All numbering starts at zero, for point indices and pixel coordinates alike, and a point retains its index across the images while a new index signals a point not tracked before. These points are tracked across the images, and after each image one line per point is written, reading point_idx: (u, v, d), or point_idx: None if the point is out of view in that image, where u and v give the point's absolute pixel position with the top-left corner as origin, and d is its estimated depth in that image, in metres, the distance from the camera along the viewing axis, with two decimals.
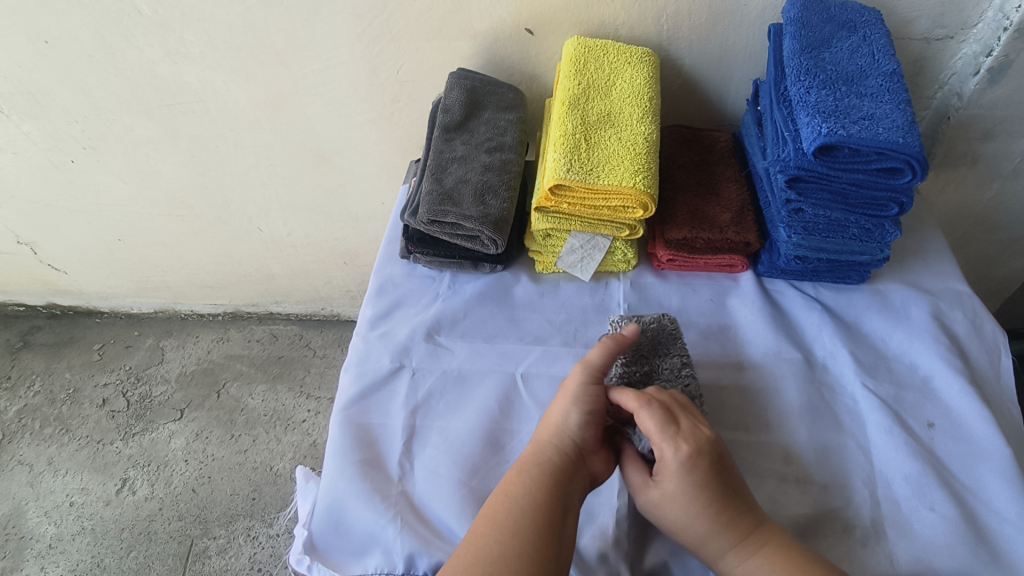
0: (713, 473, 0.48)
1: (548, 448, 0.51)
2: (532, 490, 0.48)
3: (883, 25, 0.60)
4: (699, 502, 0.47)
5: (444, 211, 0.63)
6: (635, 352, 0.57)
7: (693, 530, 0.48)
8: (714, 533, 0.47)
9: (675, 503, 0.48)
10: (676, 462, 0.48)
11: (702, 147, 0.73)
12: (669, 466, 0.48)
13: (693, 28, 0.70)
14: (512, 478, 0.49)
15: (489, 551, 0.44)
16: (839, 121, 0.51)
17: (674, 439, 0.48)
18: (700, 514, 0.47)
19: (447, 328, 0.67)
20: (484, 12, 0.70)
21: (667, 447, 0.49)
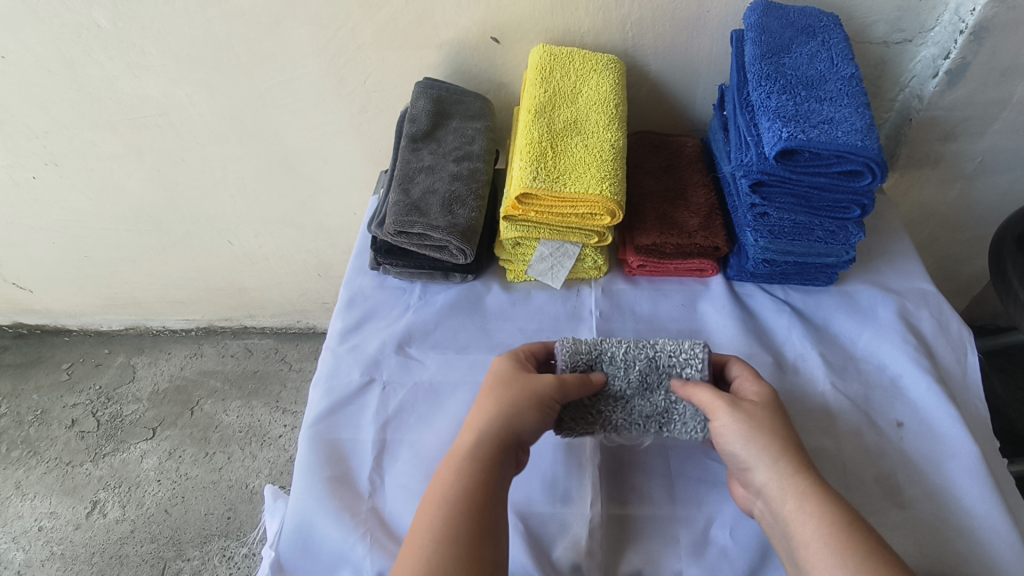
0: (788, 421, 0.50)
1: (486, 444, 0.49)
2: (470, 489, 0.46)
3: (842, 29, 0.61)
4: (774, 433, 0.48)
5: (411, 221, 0.63)
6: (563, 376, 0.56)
7: (765, 460, 0.47)
8: (785, 466, 0.46)
9: (747, 427, 0.48)
10: (766, 399, 0.50)
11: (670, 153, 0.73)
12: (755, 402, 0.50)
13: (657, 34, 0.70)
14: (448, 474, 0.48)
15: (426, 562, 0.43)
16: (799, 125, 0.51)
17: (762, 385, 0.51)
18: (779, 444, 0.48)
19: (417, 340, 0.67)
20: (450, 21, 0.70)
21: (749, 391, 0.52)
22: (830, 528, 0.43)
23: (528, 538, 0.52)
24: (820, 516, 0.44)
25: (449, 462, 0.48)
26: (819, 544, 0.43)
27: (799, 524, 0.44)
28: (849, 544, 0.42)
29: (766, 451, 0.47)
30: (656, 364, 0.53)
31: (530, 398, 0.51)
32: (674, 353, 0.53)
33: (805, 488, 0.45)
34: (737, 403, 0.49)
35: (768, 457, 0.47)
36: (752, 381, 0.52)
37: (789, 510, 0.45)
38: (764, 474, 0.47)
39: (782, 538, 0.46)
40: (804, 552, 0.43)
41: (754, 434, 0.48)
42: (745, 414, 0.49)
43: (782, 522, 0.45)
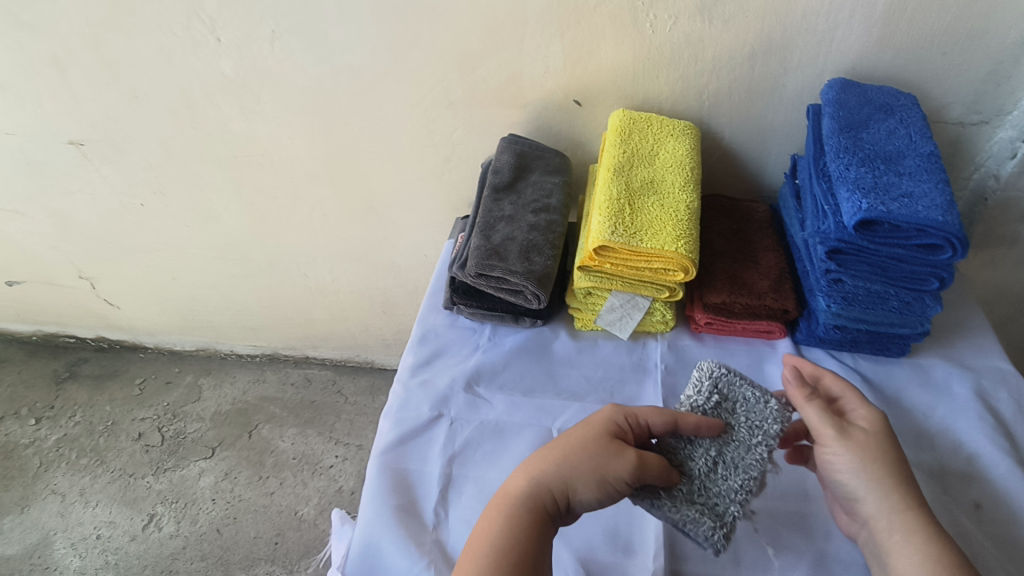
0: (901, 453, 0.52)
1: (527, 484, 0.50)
2: (508, 534, 0.47)
3: (919, 109, 0.63)
4: (887, 465, 0.50)
5: (491, 265, 0.66)
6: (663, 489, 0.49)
7: (870, 490, 0.49)
8: (896, 500, 0.49)
9: (858, 455, 0.50)
10: (876, 423, 0.52)
11: (740, 216, 0.75)
12: (862, 428, 0.52)
13: (733, 104, 0.74)
14: (491, 517, 0.49)
15: None
16: (878, 198, 0.53)
17: (870, 409, 0.53)
18: (888, 477, 0.49)
19: (485, 379, 0.69)
20: (537, 83, 0.76)
21: (861, 417, 0.53)
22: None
23: None
24: (920, 554, 0.46)
25: (492, 505, 0.50)
26: None
27: (898, 557, 0.47)
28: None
29: (874, 483, 0.49)
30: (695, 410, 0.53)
31: (598, 480, 0.49)
32: (698, 380, 0.53)
33: (909, 525, 0.47)
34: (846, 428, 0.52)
35: (879, 490, 0.49)
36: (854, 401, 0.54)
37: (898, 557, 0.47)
38: (867, 504, 0.49)
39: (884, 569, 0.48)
40: None
41: (864, 463, 0.50)
42: (858, 441, 0.51)
43: (880, 552, 0.48)
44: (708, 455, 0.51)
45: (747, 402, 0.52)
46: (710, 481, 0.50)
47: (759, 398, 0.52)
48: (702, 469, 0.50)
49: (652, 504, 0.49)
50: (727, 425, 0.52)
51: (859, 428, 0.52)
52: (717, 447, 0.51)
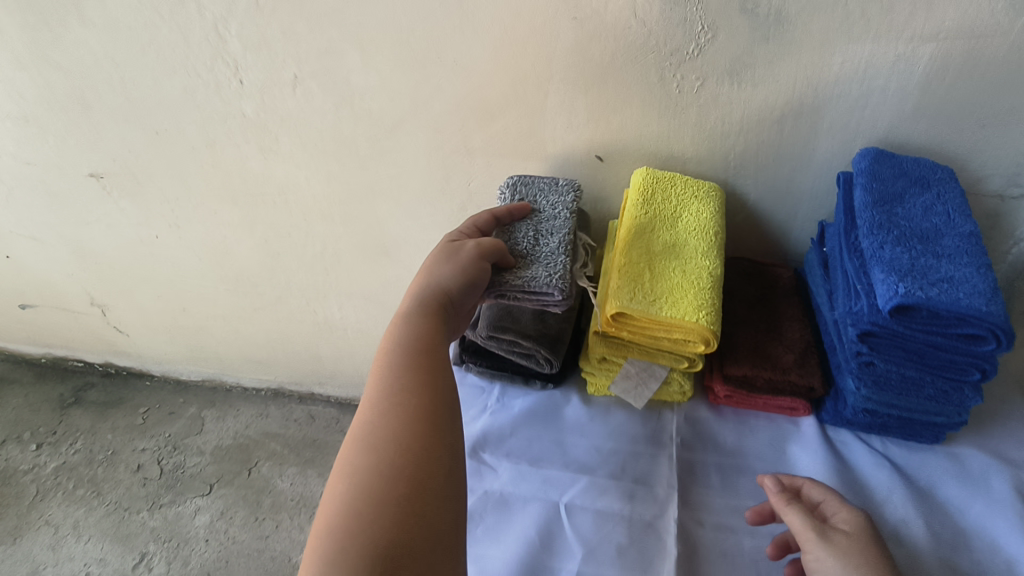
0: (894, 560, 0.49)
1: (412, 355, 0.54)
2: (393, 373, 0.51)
3: (958, 183, 0.60)
4: (870, 566, 0.47)
5: (504, 327, 0.64)
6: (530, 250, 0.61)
7: None
8: None
9: (837, 556, 0.48)
10: (860, 528, 0.50)
11: (765, 282, 0.72)
12: (844, 530, 0.50)
13: (760, 166, 0.72)
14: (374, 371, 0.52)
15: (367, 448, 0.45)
16: (916, 282, 0.50)
17: (852, 510, 0.52)
18: None
19: (491, 445, 0.66)
20: (558, 137, 0.74)
21: (842, 518, 0.51)
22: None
23: None
24: None
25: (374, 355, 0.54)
26: None
27: None
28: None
29: None
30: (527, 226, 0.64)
31: (457, 267, 0.58)
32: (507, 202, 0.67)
33: None
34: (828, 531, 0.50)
35: None
36: (837, 504, 0.53)
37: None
38: None
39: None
40: None
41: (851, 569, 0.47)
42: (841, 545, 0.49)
43: None
44: (529, 237, 0.63)
45: (545, 188, 0.67)
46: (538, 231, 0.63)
47: (548, 182, 0.68)
48: (528, 246, 0.62)
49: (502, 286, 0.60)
50: (536, 207, 0.66)
51: (843, 532, 0.50)
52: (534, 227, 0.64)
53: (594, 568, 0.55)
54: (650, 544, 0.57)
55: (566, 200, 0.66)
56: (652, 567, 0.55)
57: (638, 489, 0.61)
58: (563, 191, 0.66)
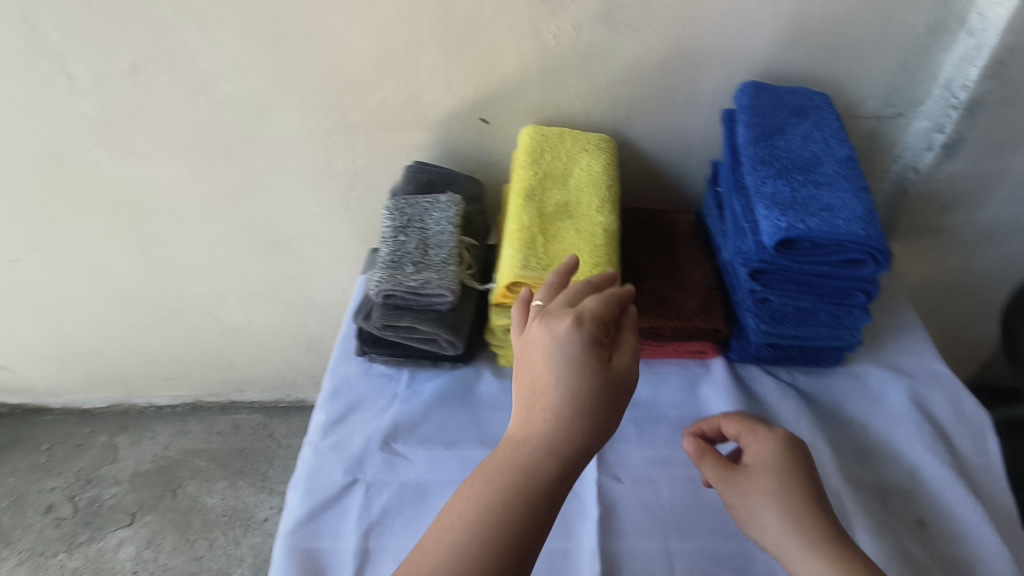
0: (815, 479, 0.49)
1: (549, 485, 0.43)
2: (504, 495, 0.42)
3: (832, 110, 0.61)
4: (786, 497, 0.47)
5: (398, 314, 0.59)
6: (413, 257, 0.61)
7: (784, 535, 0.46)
8: (808, 537, 0.45)
9: (757, 499, 0.48)
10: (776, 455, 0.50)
11: (664, 230, 0.71)
12: (753, 467, 0.50)
13: (648, 112, 0.70)
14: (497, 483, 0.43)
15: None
16: (797, 214, 0.49)
17: (759, 443, 0.51)
18: (789, 515, 0.46)
19: (404, 434, 0.63)
20: (438, 103, 0.70)
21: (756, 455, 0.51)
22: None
23: None
24: None
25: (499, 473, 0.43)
26: None
27: None
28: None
29: (782, 525, 0.46)
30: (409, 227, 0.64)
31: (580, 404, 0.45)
32: (391, 217, 0.65)
33: (832, 563, 0.43)
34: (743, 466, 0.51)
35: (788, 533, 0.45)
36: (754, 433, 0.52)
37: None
38: (784, 552, 0.45)
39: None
40: None
41: (762, 503, 0.47)
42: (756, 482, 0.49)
43: None
44: (417, 242, 0.62)
45: (429, 205, 0.65)
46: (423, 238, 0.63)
47: (431, 200, 0.66)
48: (416, 249, 0.62)
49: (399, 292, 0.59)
50: (418, 218, 0.65)
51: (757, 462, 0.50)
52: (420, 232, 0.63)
53: None
54: (572, 510, 0.56)
55: (451, 215, 0.65)
56: (573, 531, 0.55)
57: None
58: (447, 203, 0.65)
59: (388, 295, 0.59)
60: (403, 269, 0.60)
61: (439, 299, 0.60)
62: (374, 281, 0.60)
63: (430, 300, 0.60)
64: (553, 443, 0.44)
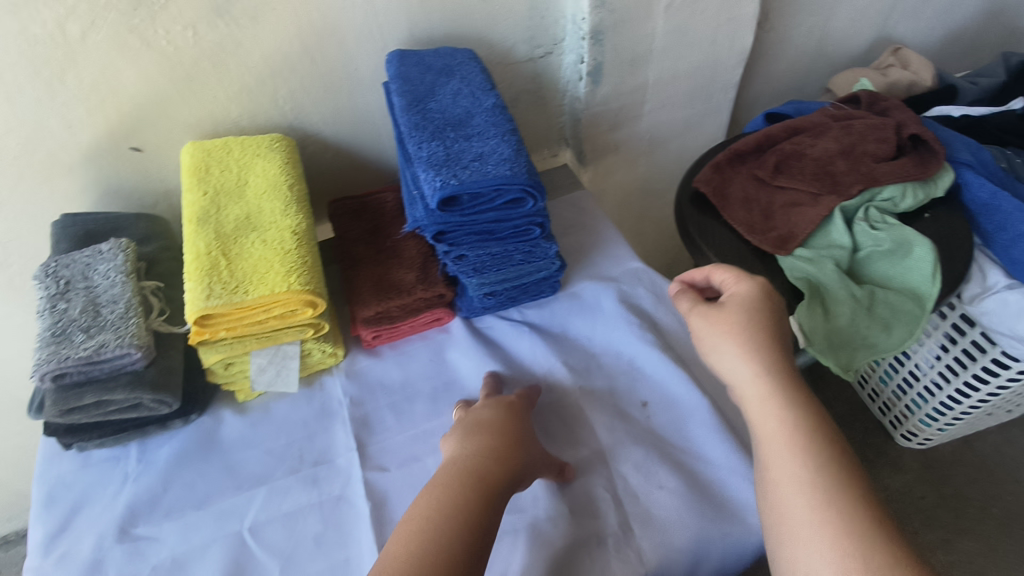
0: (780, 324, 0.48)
1: (495, 469, 0.49)
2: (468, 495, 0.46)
3: (476, 62, 0.63)
4: (748, 334, 0.47)
5: (78, 392, 0.52)
6: (81, 323, 0.53)
7: (745, 358, 0.46)
8: (758, 366, 0.45)
9: (724, 328, 0.48)
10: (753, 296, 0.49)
11: (372, 213, 0.71)
12: (730, 301, 0.50)
13: (316, 100, 0.67)
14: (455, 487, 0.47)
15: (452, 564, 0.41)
16: (450, 171, 0.51)
17: (740, 282, 0.51)
18: (750, 347, 0.46)
19: (146, 514, 0.56)
20: (68, 143, 0.60)
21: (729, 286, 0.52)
22: (819, 467, 0.40)
23: None
24: (775, 416, 0.43)
25: (458, 480, 0.47)
26: (780, 443, 0.42)
27: (762, 423, 0.44)
28: (870, 551, 0.36)
29: (746, 351, 0.46)
30: (70, 291, 0.55)
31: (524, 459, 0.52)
32: (43, 286, 0.55)
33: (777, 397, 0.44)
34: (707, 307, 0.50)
35: (748, 357, 0.46)
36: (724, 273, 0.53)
37: (795, 516, 0.39)
38: (735, 380, 0.46)
39: (756, 459, 0.44)
40: (769, 448, 0.43)
41: (724, 340, 0.47)
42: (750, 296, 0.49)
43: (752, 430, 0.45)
44: (83, 304, 0.54)
45: (89, 260, 0.57)
46: (90, 299, 0.55)
47: (90, 253, 0.58)
48: (83, 313, 0.54)
49: (74, 366, 0.51)
50: (79, 278, 0.56)
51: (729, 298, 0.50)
52: (86, 292, 0.55)
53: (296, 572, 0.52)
54: (345, 519, 0.55)
55: (119, 263, 0.57)
56: (350, 538, 0.54)
57: (320, 470, 0.59)
58: (112, 252, 0.58)
59: (61, 374, 0.51)
60: (70, 341, 0.52)
61: (127, 360, 0.53)
62: (35, 366, 0.51)
63: (119, 365, 0.53)
64: (484, 446, 0.51)
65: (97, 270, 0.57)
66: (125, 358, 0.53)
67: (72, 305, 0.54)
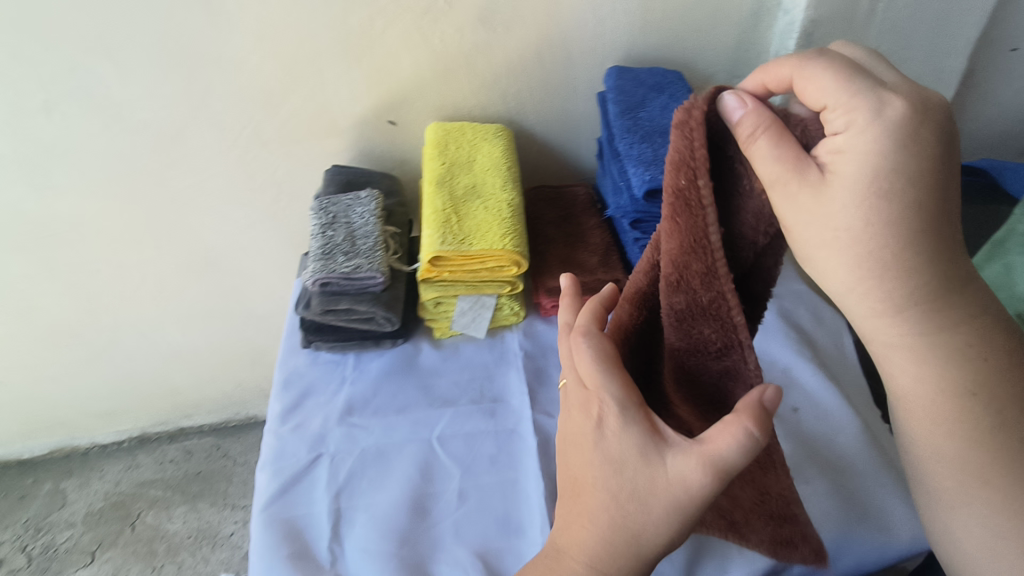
0: (933, 159, 0.38)
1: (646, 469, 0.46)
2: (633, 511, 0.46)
3: (684, 83, 0.72)
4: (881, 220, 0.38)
5: (336, 298, 0.67)
6: (344, 247, 0.68)
7: (867, 232, 0.38)
8: (881, 243, 0.38)
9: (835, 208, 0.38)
10: (873, 170, 0.37)
11: (566, 203, 0.81)
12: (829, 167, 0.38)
13: (536, 100, 0.79)
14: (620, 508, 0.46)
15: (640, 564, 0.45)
16: (659, 169, 0.60)
17: (780, 146, 0.37)
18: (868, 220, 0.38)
19: (359, 408, 0.71)
20: (346, 110, 0.76)
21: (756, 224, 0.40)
22: None
23: (488, 572, 0.56)
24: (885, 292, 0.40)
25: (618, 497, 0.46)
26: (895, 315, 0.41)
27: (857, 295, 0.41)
28: None
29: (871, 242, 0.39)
30: (336, 223, 0.70)
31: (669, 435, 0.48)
32: (317, 215, 0.71)
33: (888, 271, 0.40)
34: (814, 245, 0.40)
35: (879, 236, 0.38)
36: (799, 188, 0.37)
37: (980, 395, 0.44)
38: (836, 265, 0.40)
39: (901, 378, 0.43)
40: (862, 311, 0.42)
41: (849, 222, 0.38)
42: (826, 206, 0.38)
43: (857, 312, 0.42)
44: (345, 235, 0.69)
45: (351, 201, 0.72)
46: (350, 230, 0.70)
47: (352, 196, 0.72)
48: (346, 241, 0.69)
49: (337, 278, 0.66)
50: (343, 214, 0.71)
51: (820, 240, 0.40)
52: (346, 226, 0.70)
53: (473, 480, 0.63)
54: (515, 449, 0.66)
55: (372, 207, 0.72)
56: (517, 463, 0.64)
57: (497, 406, 0.69)
58: (368, 199, 0.73)
59: (327, 284, 0.66)
60: (338, 259, 0.67)
61: (375, 282, 0.67)
62: (309, 272, 0.66)
63: (368, 285, 0.67)
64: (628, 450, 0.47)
65: (357, 210, 0.71)
66: (375, 280, 0.67)
67: (337, 233, 0.69)
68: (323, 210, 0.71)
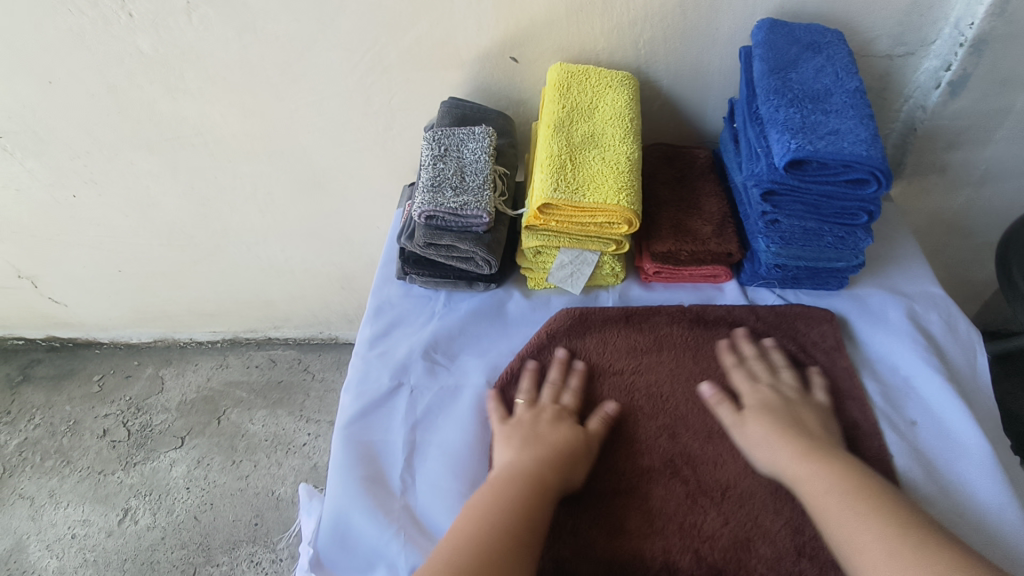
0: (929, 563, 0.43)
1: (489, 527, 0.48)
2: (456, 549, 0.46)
3: (846, 45, 0.64)
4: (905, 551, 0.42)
5: (440, 233, 0.66)
6: (453, 182, 0.67)
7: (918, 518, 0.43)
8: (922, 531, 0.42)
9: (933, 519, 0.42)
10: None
11: (683, 163, 0.76)
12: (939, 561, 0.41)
13: (668, 50, 0.73)
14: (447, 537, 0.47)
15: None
16: (806, 137, 0.55)
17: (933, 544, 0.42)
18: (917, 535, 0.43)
19: (444, 345, 0.70)
20: (470, 42, 0.73)
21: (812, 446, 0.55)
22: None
23: None
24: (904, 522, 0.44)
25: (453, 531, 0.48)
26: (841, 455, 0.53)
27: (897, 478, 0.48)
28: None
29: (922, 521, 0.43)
30: (447, 156, 0.69)
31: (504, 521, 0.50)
32: (429, 146, 0.70)
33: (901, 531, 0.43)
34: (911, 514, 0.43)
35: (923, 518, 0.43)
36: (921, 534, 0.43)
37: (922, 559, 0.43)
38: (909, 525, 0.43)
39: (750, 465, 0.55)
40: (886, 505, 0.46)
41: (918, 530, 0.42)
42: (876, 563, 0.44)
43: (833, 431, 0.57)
44: (456, 169, 0.68)
45: (464, 136, 0.71)
46: (461, 165, 0.69)
47: (466, 132, 0.71)
48: (456, 176, 0.67)
49: (445, 211, 0.65)
50: (454, 148, 0.70)
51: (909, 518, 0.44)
52: (457, 160, 0.69)
53: None
54: None
55: (484, 145, 0.70)
56: None
57: None
58: (481, 136, 0.71)
59: (435, 216, 0.66)
60: (447, 193, 0.66)
61: (480, 222, 0.66)
62: (417, 202, 0.66)
63: (472, 224, 0.66)
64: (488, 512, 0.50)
65: (468, 146, 0.70)
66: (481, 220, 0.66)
67: (446, 166, 0.68)
68: (436, 140, 0.70)
